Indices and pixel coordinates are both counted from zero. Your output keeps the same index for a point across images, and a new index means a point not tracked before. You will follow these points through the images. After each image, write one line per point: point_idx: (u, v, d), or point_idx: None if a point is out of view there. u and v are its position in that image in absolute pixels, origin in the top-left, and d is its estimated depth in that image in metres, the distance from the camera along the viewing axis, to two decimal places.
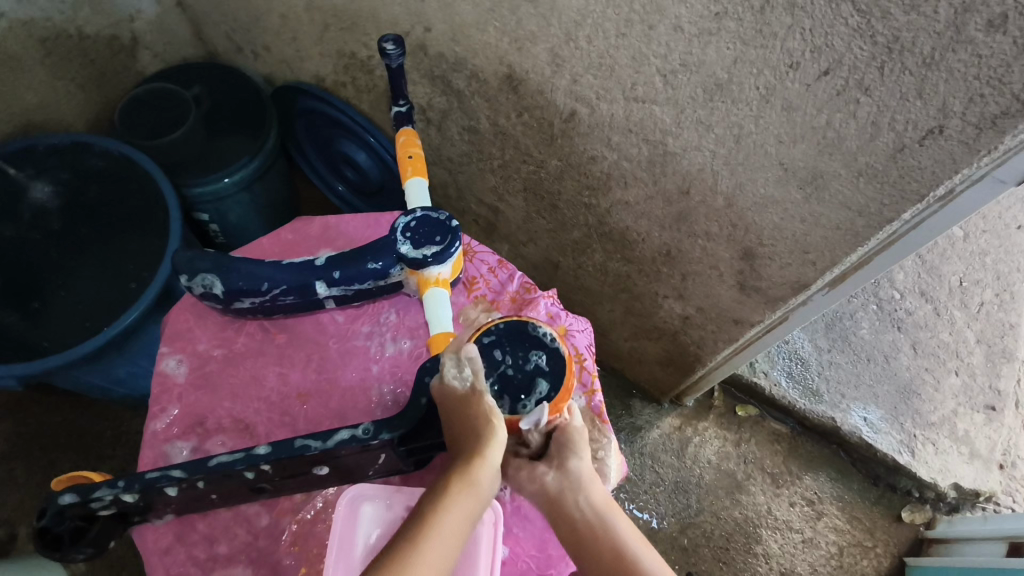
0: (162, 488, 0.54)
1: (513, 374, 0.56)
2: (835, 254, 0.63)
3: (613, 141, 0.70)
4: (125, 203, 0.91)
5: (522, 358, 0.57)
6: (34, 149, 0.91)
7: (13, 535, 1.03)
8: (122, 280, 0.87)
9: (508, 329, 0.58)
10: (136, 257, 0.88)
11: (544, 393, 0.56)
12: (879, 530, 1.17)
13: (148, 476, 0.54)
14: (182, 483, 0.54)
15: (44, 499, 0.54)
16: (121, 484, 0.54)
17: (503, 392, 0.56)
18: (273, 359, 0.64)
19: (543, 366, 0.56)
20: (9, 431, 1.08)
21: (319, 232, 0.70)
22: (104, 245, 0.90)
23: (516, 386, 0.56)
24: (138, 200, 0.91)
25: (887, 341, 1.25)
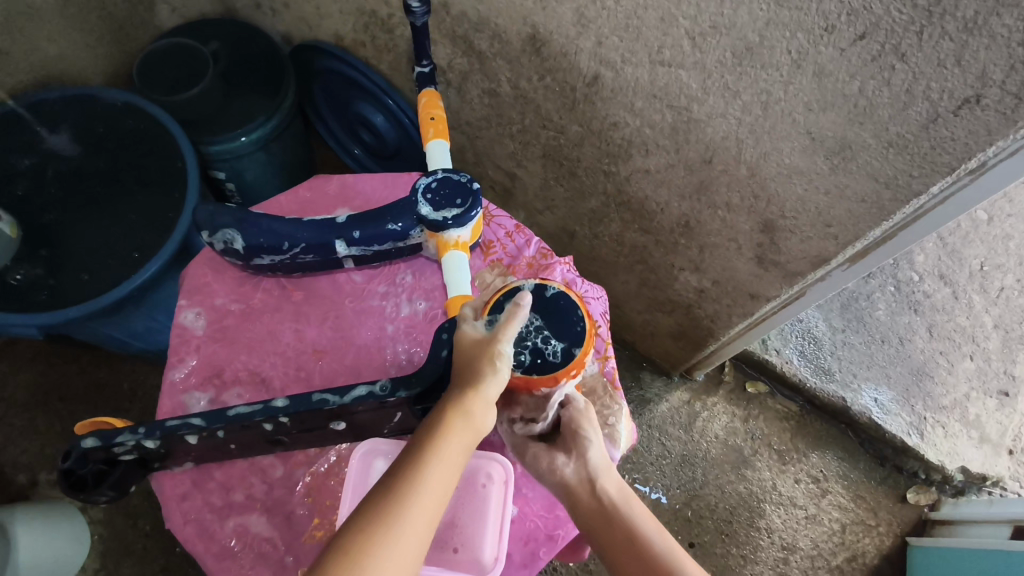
0: (182, 436, 0.55)
1: (540, 326, 0.57)
2: (858, 227, 0.62)
3: (636, 106, 0.68)
4: (143, 161, 0.91)
5: (522, 330, 0.55)
6: (57, 101, 0.91)
7: (34, 482, 1.06)
8: (130, 242, 0.88)
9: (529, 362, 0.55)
10: (148, 217, 0.89)
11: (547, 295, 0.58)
12: (883, 510, 1.18)
13: (168, 423, 0.55)
14: (202, 432, 0.55)
15: (68, 441, 0.55)
16: (141, 430, 0.55)
17: (564, 317, 0.57)
18: (290, 315, 0.65)
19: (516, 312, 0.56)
20: (29, 381, 1.11)
21: (337, 191, 0.70)
22: (120, 200, 0.90)
23: (550, 315, 0.57)
24: (154, 158, 0.91)
25: (902, 323, 1.24)
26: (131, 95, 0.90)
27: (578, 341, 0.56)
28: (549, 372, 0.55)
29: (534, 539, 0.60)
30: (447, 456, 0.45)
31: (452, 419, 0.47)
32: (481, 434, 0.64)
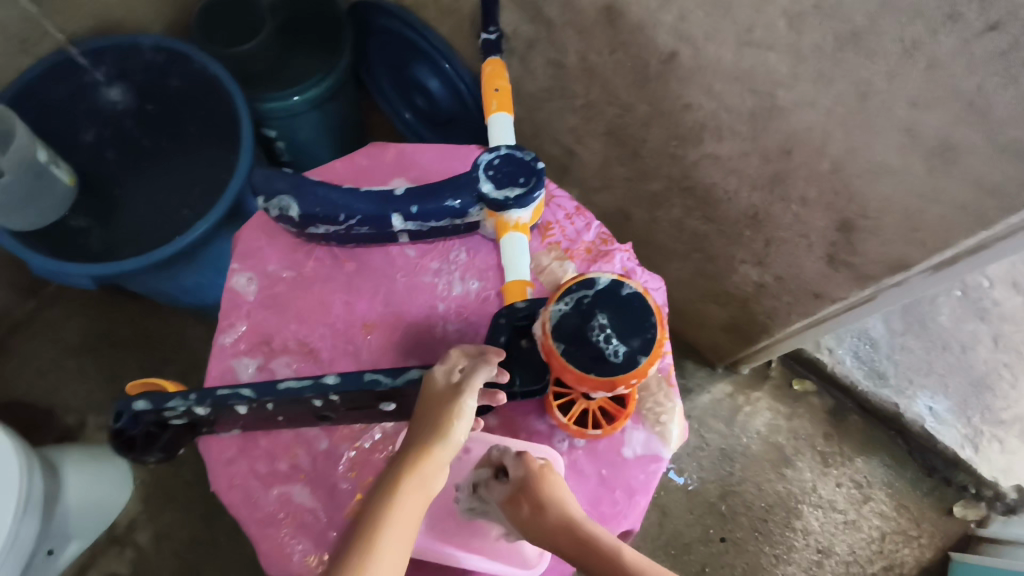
0: (233, 406, 0.55)
1: (609, 323, 0.47)
2: (950, 235, 0.57)
3: (714, 89, 0.64)
4: (198, 112, 0.90)
5: (587, 323, 0.47)
6: (117, 46, 0.86)
7: (83, 423, 1.09)
8: (183, 196, 0.88)
9: (588, 362, 0.46)
10: (204, 170, 0.89)
11: (624, 289, 0.48)
12: (926, 522, 1.14)
13: (220, 392, 0.55)
14: (252, 403, 0.55)
15: (118, 402, 0.55)
16: (193, 397, 0.55)
17: (634, 317, 0.47)
18: (341, 286, 0.63)
19: (584, 304, 0.47)
20: (82, 326, 1.14)
21: (394, 160, 0.68)
22: (177, 153, 0.90)
23: (620, 312, 0.47)
24: (208, 108, 0.89)
25: (967, 330, 1.16)
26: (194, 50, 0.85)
27: (647, 346, 0.46)
28: (607, 374, 0.46)
29: None
30: (401, 528, 0.48)
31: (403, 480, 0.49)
32: (528, 422, 0.61)
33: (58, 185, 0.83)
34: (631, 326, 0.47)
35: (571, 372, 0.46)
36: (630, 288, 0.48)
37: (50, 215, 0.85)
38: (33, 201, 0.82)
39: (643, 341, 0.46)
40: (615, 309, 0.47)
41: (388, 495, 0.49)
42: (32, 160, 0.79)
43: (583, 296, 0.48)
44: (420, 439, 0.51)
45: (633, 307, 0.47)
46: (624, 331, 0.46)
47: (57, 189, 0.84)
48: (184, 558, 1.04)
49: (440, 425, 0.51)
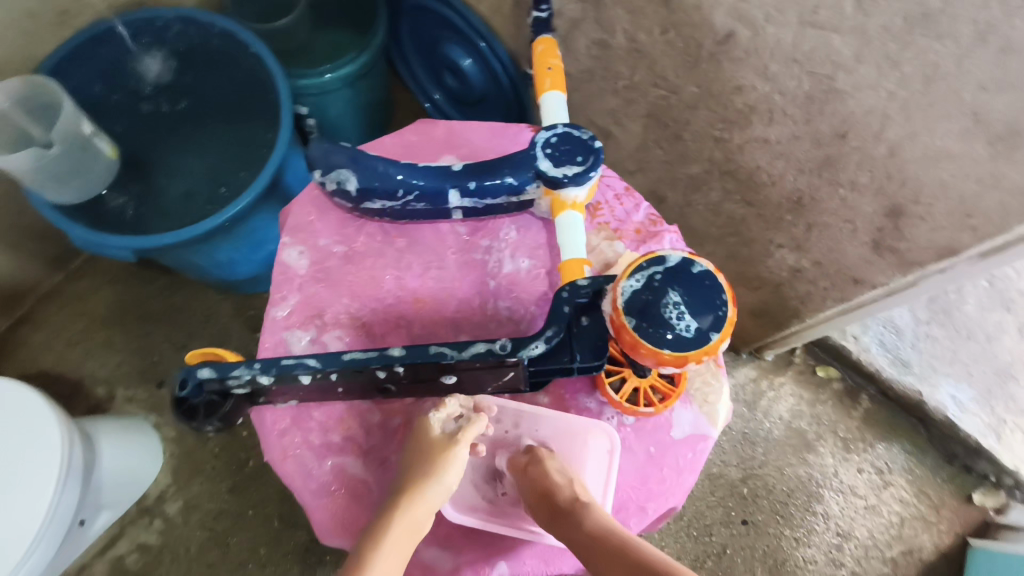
0: (297, 375, 0.55)
1: (681, 300, 0.47)
2: (1006, 222, 0.57)
3: (770, 71, 0.64)
4: (237, 86, 0.90)
5: (659, 301, 0.47)
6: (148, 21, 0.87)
7: (113, 396, 1.10)
8: (219, 176, 0.89)
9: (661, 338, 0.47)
10: (241, 144, 0.90)
11: (694, 267, 0.48)
12: (946, 509, 1.15)
13: (285, 361, 0.55)
14: (316, 373, 0.55)
15: (184, 369, 0.56)
16: (258, 365, 0.55)
17: (706, 295, 0.47)
18: (391, 262, 0.63)
19: (656, 281, 0.48)
20: (112, 299, 1.15)
21: (443, 137, 0.68)
22: (218, 129, 0.91)
23: (692, 290, 0.48)
24: (247, 78, 0.89)
25: (993, 320, 1.14)
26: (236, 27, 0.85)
27: (719, 323, 0.47)
28: (680, 350, 0.46)
29: (626, 509, 0.59)
30: (386, 566, 0.50)
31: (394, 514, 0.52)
32: (578, 400, 0.61)
33: (102, 158, 0.85)
34: (702, 302, 0.47)
35: (643, 348, 0.47)
36: (700, 265, 0.48)
37: (93, 189, 0.86)
38: (77, 174, 0.83)
39: (714, 317, 0.47)
40: (687, 286, 0.48)
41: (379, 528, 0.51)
42: (76, 133, 0.81)
43: (654, 273, 0.48)
44: (410, 477, 0.53)
45: (704, 284, 0.48)
46: (697, 308, 0.47)
47: (100, 162, 0.85)
48: (213, 530, 1.06)
49: (431, 470, 0.53)
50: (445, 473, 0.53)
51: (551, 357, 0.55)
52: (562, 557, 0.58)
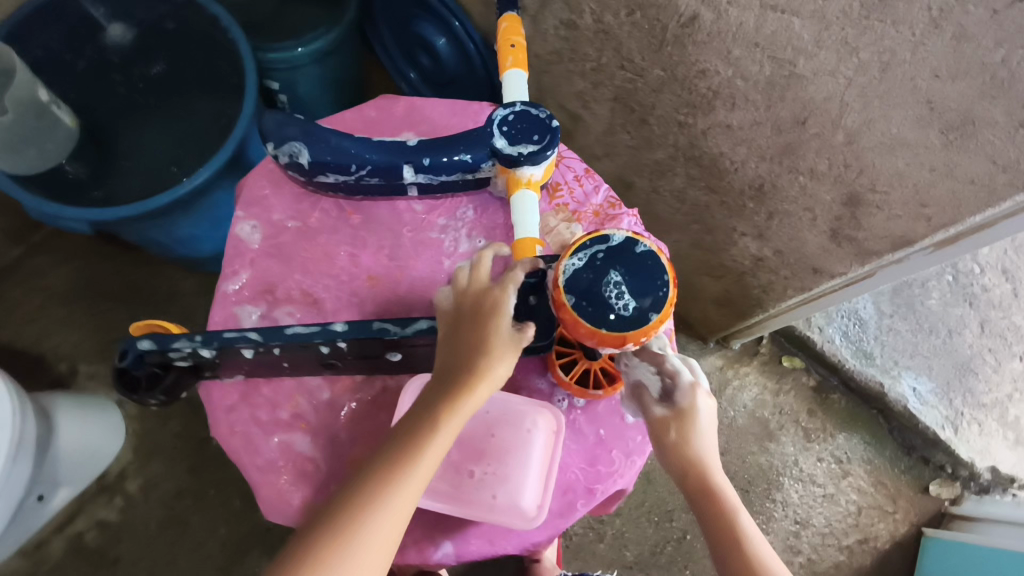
0: (239, 348, 0.55)
1: (622, 280, 0.47)
2: (957, 212, 0.57)
3: (732, 55, 0.63)
4: (201, 61, 0.88)
5: (601, 280, 0.47)
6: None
7: (72, 372, 1.08)
8: (176, 152, 0.87)
9: (601, 317, 0.47)
10: (202, 120, 0.87)
11: (638, 248, 0.48)
12: (902, 498, 1.17)
13: (226, 335, 0.55)
14: (258, 347, 0.55)
15: (125, 341, 0.56)
16: (198, 339, 0.55)
17: (647, 275, 0.48)
18: (346, 239, 0.63)
19: (597, 260, 0.48)
20: (71, 274, 1.12)
21: (403, 113, 0.67)
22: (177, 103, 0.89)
23: (634, 270, 0.48)
24: (211, 52, 0.86)
25: (955, 315, 1.19)
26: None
27: (659, 304, 0.47)
28: (618, 329, 0.46)
29: (572, 491, 0.59)
30: (426, 466, 0.49)
31: (427, 436, 0.49)
32: (530, 381, 0.62)
33: (60, 127, 0.81)
34: (642, 282, 0.47)
35: (582, 326, 0.47)
36: (643, 247, 0.48)
37: (49, 159, 0.81)
38: (32, 142, 0.80)
39: (653, 299, 0.47)
40: (629, 266, 0.48)
41: (408, 447, 0.49)
42: (34, 101, 0.77)
43: (596, 252, 0.48)
44: (444, 399, 0.50)
45: (646, 266, 0.48)
46: (638, 288, 0.47)
47: (59, 131, 0.81)
48: (173, 509, 1.04)
49: (481, 369, 0.50)
50: (495, 372, 0.50)
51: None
52: (506, 536, 0.58)
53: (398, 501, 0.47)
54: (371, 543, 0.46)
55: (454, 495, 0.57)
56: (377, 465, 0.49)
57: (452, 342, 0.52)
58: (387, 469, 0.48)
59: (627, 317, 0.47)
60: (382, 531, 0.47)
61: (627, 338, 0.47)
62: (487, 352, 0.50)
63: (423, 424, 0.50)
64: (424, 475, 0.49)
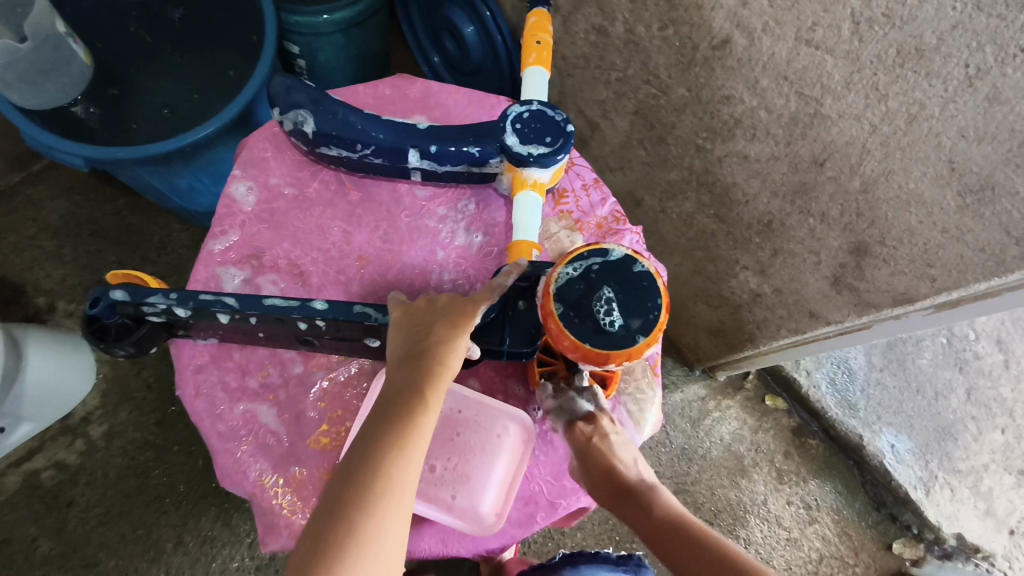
0: (214, 313, 0.53)
1: (614, 297, 0.46)
2: (962, 276, 0.56)
3: (759, 84, 0.62)
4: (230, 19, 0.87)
5: (591, 293, 0.46)
6: None
7: (52, 308, 1.06)
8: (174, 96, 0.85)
9: (586, 332, 0.45)
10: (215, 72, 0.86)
11: (636, 267, 0.47)
12: (864, 553, 1.16)
13: (202, 297, 0.53)
14: (234, 314, 0.53)
15: (97, 288, 0.53)
16: (174, 296, 0.53)
17: (641, 295, 0.46)
18: (341, 215, 0.61)
19: (592, 272, 0.46)
20: (64, 210, 1.10)
21: (418, 96, 0.65)
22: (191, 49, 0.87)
23: (627, 286, 0.47)
24: (246, 20, 0.85)
25: (943, 378, 1.18)
26: None
27: (648, 327, 0.45)
28: (604, 347, 0.45)
29: (534, 502, 0.58)
30: (420, 445, 0.47)
31: (418, 415, 0.47)
32: (508, 385, 0.61)
33: (74, 63, 0.80)
34: (636, 302, 0.46)
35: (565, 338, 0.45)
36: (642, 267, 0.47)
37: (57, 95, 0.81)
38: (48, 76, 0.78)
39: (644, 321, 0.45)
40: (625, 284, 0.46)
41: (398, 429, 0.46)
42: (51, 30, 0.75)
43: (592, 265, 0.47)
44: (419, 381, 0.48)
45: (643, 287, 0.46)
46: (629, 307, 0.46)
47: (72, 67, 0.80)
48: (134, 460, 1.03)
49: (448, 346, 0.49)
50: (462, 345, 0.50)
51: (482, 338, 0.54)
52: (460, 538, 0.56)
53: (402, 483, 0.45)
54: (384, 532, 0.43)
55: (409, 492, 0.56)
56: (369, 452, 0.45)
57: (421, 328, 0.51)
58: (382, 454, 0.45)
59: (613, 336, 0.45)
60: (394, 516, 0.44)
61: (611, 356, 0.45)
62: (450, 331, 0.50)
63: (407, 403, 0.47)
64: (421, 455, 0.47)
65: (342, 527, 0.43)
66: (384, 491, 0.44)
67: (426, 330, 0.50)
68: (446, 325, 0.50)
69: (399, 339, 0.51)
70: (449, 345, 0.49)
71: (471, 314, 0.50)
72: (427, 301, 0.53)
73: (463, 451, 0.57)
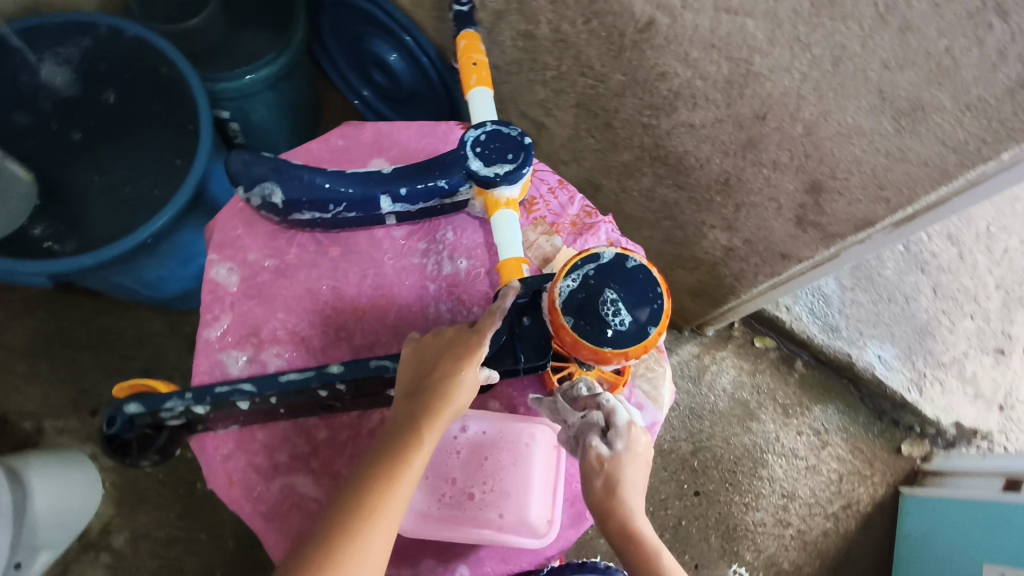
0: (234, 401, 0.54)
1: (617, 298, 0.48)
2: (913, 191, 0.60)
3: (690, 57, 0.65)
4: (160, 102, 0.85)
5: (595, 299, 0.48)
6: (67, 28, 0.82)
7: (41, 429, 1.03)
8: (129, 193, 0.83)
9: (600, 337, 0.48)
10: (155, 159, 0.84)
11: (629, 263, 0.50)
12: (878, 462, 1.22)
13: (218, 390, 0.54)
14: (254, 398, 0.54)
15: (110, 407, 0.54)
16: (190, 395, 0.54)
17: (641, 288, 0.49)
18: (327, 273, 0.62)
19: (590, 279, 0.49)
20: (28, 328, 1.07)
21: (371, 139, 0.66)
22: (131, 140, 0.85)
23: (626, 284, 0.49)
24: (178, 103, 0.84)
25: (909, 282, 1.25)
26: (171, 49, 0.81)
27: (655, 317, 0.48)
28: (620, 347, 0.48)
29: (580, 500, 0.60)
30: (410, 476, 0.48)
31: (414, 446, 0.49)
32: (525, 397, 0.63)
33: (17, 182, 0.79)
34: (638, 297, 0.49)
35: (581, 348, 0.48)
36: (634, 262, 0.50)
37: (15, 217, 0.80)
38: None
39: (649, 313, 0.48)
40: (624, 283, 0.49)
41: (391, 460, 0.48)
42: None
43: (587, 272, 0.49)
44: (419, 413, 0.50)
45: (640, 281, 0.49)
46: (634, 302, 0.48)
47: (17, 187, 0.79)
48: (165, 558, 1.01)
49: (449, 379, 0.51)
50: (465, 380, 0.51)
51: (497, 362, 0.55)
52: (519, 553, 0.59)
53: (390, 511, 0.46)
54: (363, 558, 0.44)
55: (459, 526, 0.57)
56: (361, 480, 0.47)
57: (426, 364, 0.53)
58: (372, 482, 0.47)
59: (624, 335, 0.48)
60: (375, 543, 0.45)
61: (628, 353, 0.48)
62: (452, 364, 0.51)
63: (402, 435, 0.49)
64: (411, 485, 0.48)
65: (321, 550, 0.44)
66: (369, 518, 0.46)
67: (431, 366, 0.52)
68: (450, 360, 0.52)
69: (406, 373, 0.53)
70: (450, 378, 0.51)
71: (477, 348, 0.52)
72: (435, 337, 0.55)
73: (499, 472, 0.58)
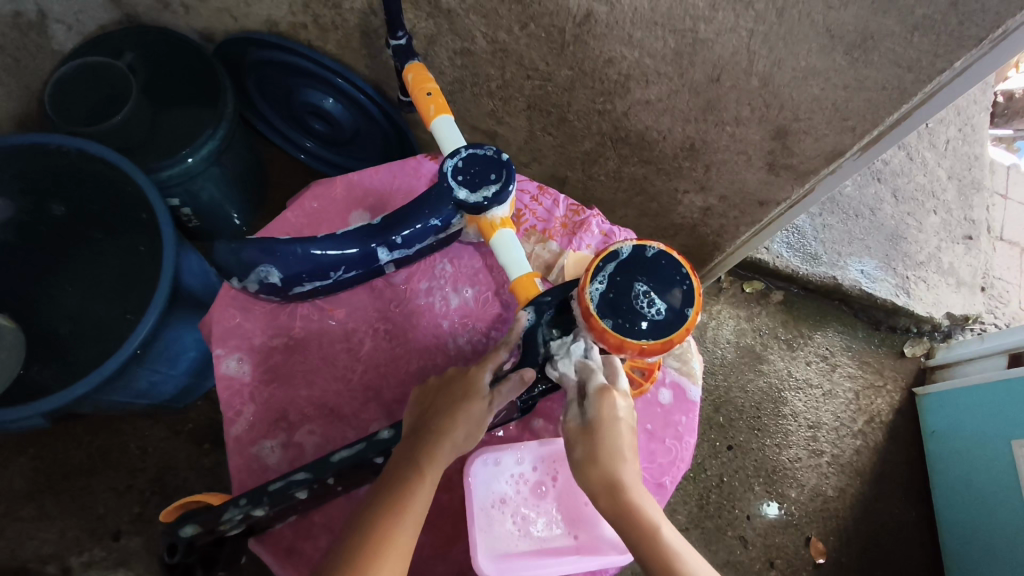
0: (293, 494, 0.53)
1: (649, 289, 0.52)
2: (878, 115, 0.62)
3: (635, 38, 0.66)
4: (118, 209, 0.83)
5: (627, 295, 0.52)
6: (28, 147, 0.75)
7: (65, 568, 0.99)
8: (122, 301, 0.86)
9: (644, 330, 0.51)
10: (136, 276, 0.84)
11: (649, 255, 0.53)
12: (887, 369, 1.26)
13: (275, 487, 0.53)
14: (312, 485, 0.53)
15: (167, 534, 0.53)
16: (246, 502, 0.53)
17: (666, 274, 0.52)
18: (339, 337, 0.62)
19: (616, 277, 0.52)
20: (23, 469, 1.02)
21: (344, 194, 0.67)
22: None
23: (651, 274, 0.53)
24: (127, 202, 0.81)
25: (870, 194, 1.29)
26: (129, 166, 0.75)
27: (689, 298, 0.52)
28: (664, 335, 0.51)
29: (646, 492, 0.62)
30: (417, 504, 0.49)
31: (420, 477, 0.50)
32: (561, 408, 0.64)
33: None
34: (666, 283, 0.52)
35: (628, 343, 0.51)
36: (654, 251, 0.53)
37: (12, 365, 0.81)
38: None
39: (680, 296, 0.52)
40: (651, 274, 0.52)
41: (398, 494, 0.49)
42: None
43: (611, 272, 0.53)
44: (426, 445, 0.52)
45: (664, 268, 0.53)
46: (663, 290, 0.52)
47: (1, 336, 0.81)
48: None
49: (451, 415, 0.54)
50: (467, 414, 0.54)
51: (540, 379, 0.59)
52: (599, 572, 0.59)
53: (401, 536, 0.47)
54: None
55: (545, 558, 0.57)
56: (371, 511, 0.48)
57: (425, 405, 0.56)
58: (384, 511, 0.48)
59: (665, 322, 0.51)
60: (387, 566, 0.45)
61: (675, 337, 0.51)
62: (453, 400, 0.55)
63: (410, 470, 0.51)
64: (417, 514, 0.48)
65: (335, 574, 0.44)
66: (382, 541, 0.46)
67: (433, 405, 0.55)
68: (451, 399, 0.55)
69: (411, 414, 0.56)
70: (452, 413, 0.54)
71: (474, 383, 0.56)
72: (437, 379, 0.58)
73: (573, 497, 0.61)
